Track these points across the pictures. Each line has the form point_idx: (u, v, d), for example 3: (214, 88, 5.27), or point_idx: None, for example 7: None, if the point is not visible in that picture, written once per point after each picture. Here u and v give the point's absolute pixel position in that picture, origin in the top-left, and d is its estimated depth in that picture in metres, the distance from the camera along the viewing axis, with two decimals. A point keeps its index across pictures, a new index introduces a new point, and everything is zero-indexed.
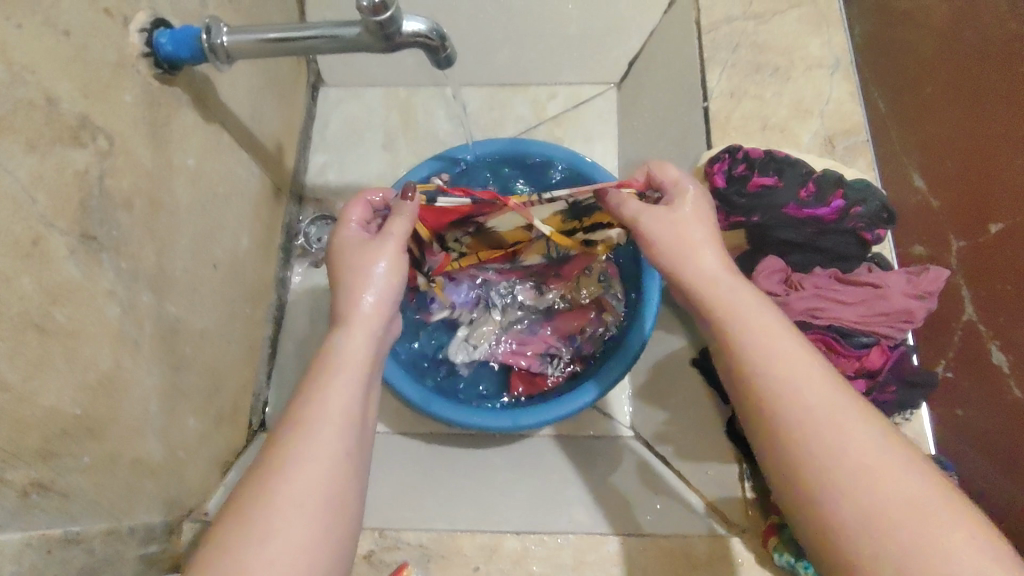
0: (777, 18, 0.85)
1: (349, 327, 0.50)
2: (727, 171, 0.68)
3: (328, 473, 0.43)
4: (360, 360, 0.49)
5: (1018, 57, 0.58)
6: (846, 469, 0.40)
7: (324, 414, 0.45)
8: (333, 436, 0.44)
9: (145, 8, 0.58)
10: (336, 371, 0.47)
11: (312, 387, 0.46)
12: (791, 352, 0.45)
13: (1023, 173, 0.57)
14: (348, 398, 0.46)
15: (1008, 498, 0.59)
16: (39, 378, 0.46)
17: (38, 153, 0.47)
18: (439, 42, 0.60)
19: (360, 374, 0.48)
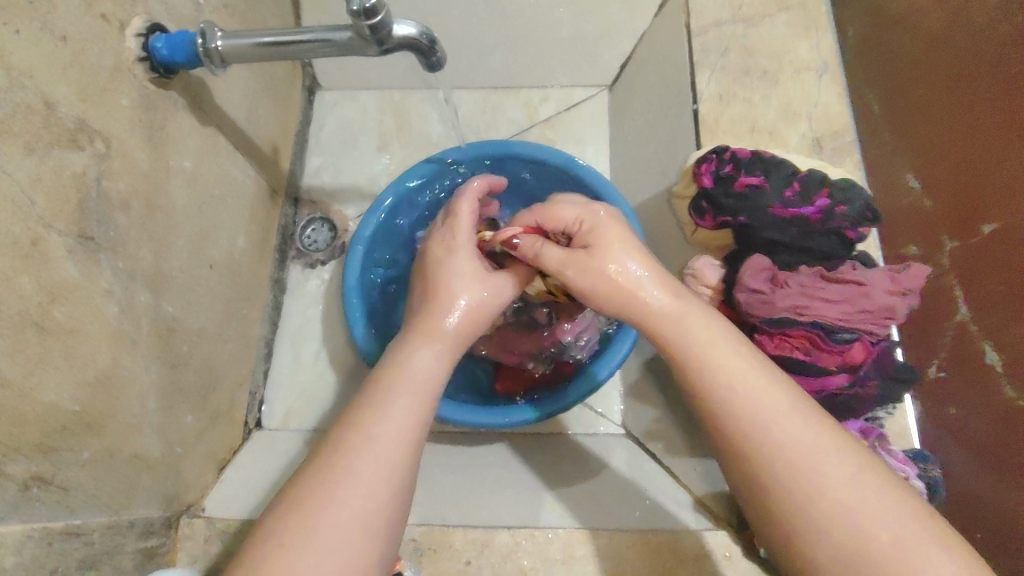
0: (766, 22, 0.85)
1: (424, 341, 0.52)
2: (715, 171, 0.70)
3: (372, 493, 0.43)
4: (430, 376, 0.50)
5: (1013, 59, 0.59)
6: (828, 484, 0.43)
7: (379, 432, 0.45)
8: (381, 455, 0.44)
9: (142, 13, 0.60)
10: (400, 388, 0.48)
11: (374, 400, 0.47)
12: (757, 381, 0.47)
13: (1015, 176, 0.59)
14: (404, 418, 0.47)
15: (997, 497, 0.61)
16: (39, 374, 0.47)
17: (37, 156, 0.48)
18: (428, 45, 0.62)
19: (422, 394, 0.48)
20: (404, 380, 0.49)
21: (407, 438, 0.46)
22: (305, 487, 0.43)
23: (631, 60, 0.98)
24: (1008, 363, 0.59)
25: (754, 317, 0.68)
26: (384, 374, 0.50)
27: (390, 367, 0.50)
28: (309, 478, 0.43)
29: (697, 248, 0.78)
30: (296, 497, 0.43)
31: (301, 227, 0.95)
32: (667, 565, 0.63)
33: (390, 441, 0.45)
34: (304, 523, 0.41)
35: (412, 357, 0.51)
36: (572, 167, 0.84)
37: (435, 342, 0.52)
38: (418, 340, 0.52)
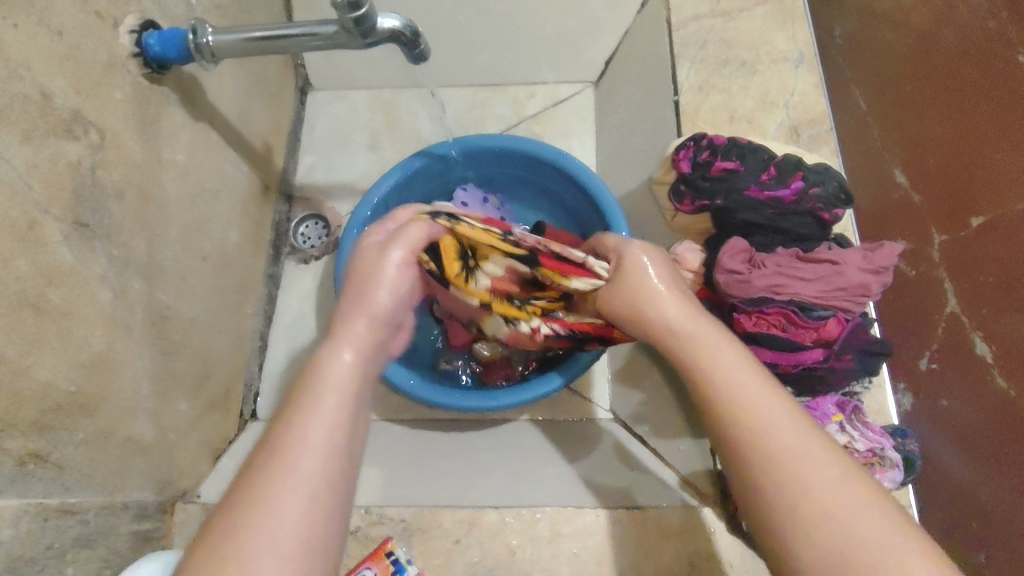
0: (744, 15, 0.87)
1: (337, 341, 0.46)
2: (693, 158, 0.74)
3: (300, 515, 0.37)
4: (349, 382, 0.44)
5: (999, 52, 0.64)
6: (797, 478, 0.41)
7: (304, 447, 0.40)
8: (311, 472, 0.39)
9: (134, 11, 0.62)
10: (318, 395, 0.42)
11: (295, 409, 0.41)
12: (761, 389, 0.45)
13: (1005, 163, 0.62)
14: (328, 428, 0.41)
15: (989, 486, 0.61)
16: (35, 354, 0.49)
17: (34, 144, 0.50)
18: (411, 37, 0.64)
19: (344, 399, 0.43)
20: (326, 382, 0.43)
21: (336, 453, 0.40)
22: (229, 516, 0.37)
23: (616, 56, 1.01)
24: (1004, 356, 0.61)
25: (733, 298, 0.71)
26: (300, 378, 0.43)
27: (308, 371, 0.44)
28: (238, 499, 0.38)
29: (679, 232, 0.81)
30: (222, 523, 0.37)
31: (294, 223, 0.97)
32: (650, 542, 0.64)
33: (313, 457, 0.39)
34: (231, 557, 0.36)
35: (327, 359, 0.44)
36: (556, 159, 0.86)
37: (349, 342, 0.46)
38: (330, 339, 0.46)
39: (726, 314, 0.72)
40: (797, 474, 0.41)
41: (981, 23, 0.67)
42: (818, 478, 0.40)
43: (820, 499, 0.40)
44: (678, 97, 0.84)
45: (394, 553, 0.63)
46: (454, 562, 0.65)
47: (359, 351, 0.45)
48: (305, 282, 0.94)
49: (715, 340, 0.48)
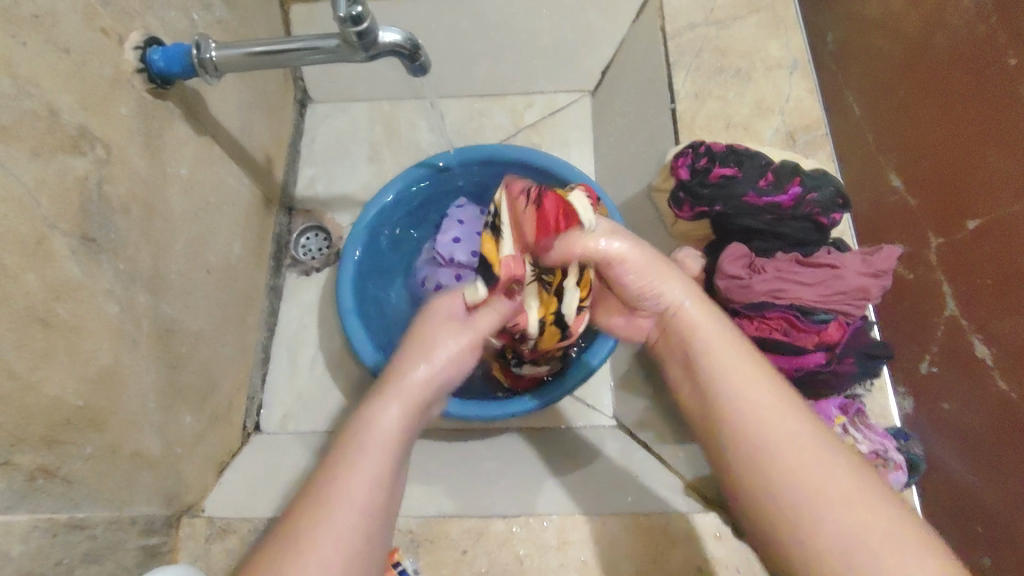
0: (738, 23, 0.88)
1: (385, 396, 0.50)
2: (690, 165, 0.74)
3: (332, 561, 0.41)
4: (393, 438, 0.47)
5: (987, 61, 0.64)
6: (797, 470, 0.43)
7: (344, 500, 0.43)
8: (350, 527, 0.43)
9: (139, 27, 0.62)
10: (362, 448, 0.46)
11: (338, 459, 0.46)
12: (761, 383, 0.47)
13: (998, 170, 0.62)
14: (371, 480, 0.45)
15: (991, 487, 0.62)
16: (44, 368, 0.49)
17: (42, 159, 0.50)
18: (412, 50, 0.65)
19: (388, 460, 0.46)
20: (371, 437, 0.47)
21: (373, 506, 0.44)
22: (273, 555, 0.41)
23: (611, 65, 1.02)
24: (1002, 358, 0.61)
25: (734, 303, 0.72)
26: (349, 427, 0.48)
27: (354, 421, 0.48)
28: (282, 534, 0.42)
29: (679, 237, 0.82)
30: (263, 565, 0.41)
31: (295, 235, 0.98)
32: (658, 544, 0.65)
33: (351, 509, 0.43)
34: None
35: (376, 414, 0.48)
36: (554, 168, 0.87)
37: (397, 397, 0.49)
38: (380, 396, 0.50)
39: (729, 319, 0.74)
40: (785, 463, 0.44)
41: (970, 26, 0.66)
42: (820, 473, 0.43)
43: (814, 493, 0.42)
44: (675, 106, 0.84)
45: (401, 563, 0.63)
46: (462, 570, 0.65)
47: (406, 405, 0.49)
48: (307, 293, 0.95)
49: (722, 344, 0.51)
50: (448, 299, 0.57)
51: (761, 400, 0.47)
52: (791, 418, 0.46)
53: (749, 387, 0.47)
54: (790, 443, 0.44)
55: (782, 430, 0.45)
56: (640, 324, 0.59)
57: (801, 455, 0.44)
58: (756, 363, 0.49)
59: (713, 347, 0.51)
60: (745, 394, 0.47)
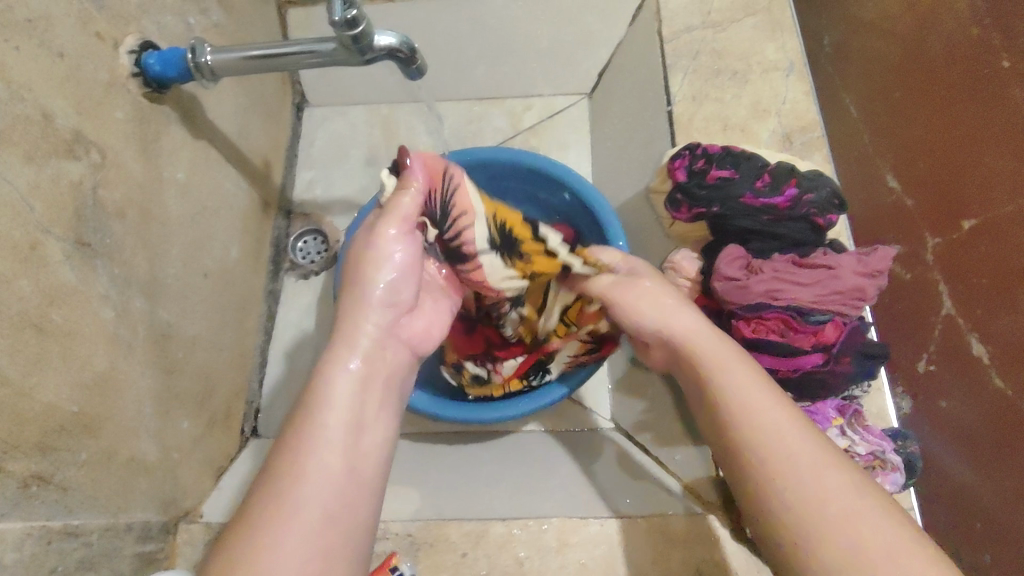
0: (734, 26, 0.88)
1: (337, 350, 0.50)
2: (688, 166, 0.74)
3: (314, 522, 0.42)
4: (353, 392, 0.48)
5: (980, 62, 0.65)
6: (800, 479, 0.45)
7: (316, 461, 0.44)
8: (326, 485, 0.44)
9: (134, 31, 0.62)
10: (325, 407, 0.47)
11: (303, 419, 0.46)
12: (763, 394, 0.50)
13: (993, 171, 0.63)
14: (338, 441, 0.46)
15: (991, 486, 0.62)
16: (38, 375, 0.49)
17: (36, 164, 0.50)
18: (409, 54, 0.64)
19: (349, 416, 0.47)
20: (328, 402, 0.47)
21: (344, 462, 0.45)
22: (250, 526, 0.41)
23: (609, 68, 1.02)
24: (999, 356, 0.61)
25: (731, 304, 0.72)
26: (306, 392, 0.48)
27: (312, 388, 0.48)
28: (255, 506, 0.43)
29: (677, 239, 0.82)
30: (240, 534, 0.41)
31: (293, 239, 0.97)
32: (658, 547, 0.64)
33: (324, 469, 0.44)
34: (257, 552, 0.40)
35: (331, 375, 0.48)
36: (553, 170, 0.87)
37: (353, 352, 0.50)
38: (332, 355, 0.50)
39: (726, 321, 0.73)
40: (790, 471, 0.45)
41: (962, 28, 0.67)
42: (823, 484, 0.44)
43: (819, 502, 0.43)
44: (672, 108, 0.84)
45: (398, 568, 0.62)
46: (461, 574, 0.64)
47: (364, 359, 0.50)
48: (305, 297, 0.94)
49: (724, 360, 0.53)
50: (392, 223, 0.55)
51: (768, 412, 0.48)
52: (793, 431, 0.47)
53: (755, 400, 0.49)
54: (794, 454, 0.46)
55: (786, 441, 0.47)
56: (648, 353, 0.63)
57: (801, 464, 0.45)
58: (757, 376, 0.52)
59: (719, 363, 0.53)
60: (751, 403, 0.49)
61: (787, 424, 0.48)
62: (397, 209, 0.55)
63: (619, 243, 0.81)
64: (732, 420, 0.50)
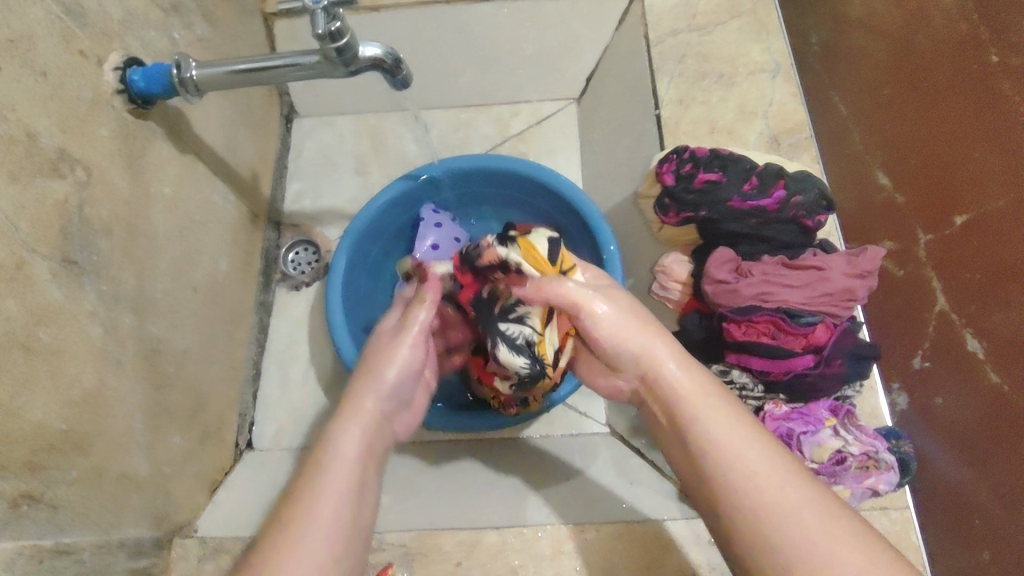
0: (719, 28, 0.88)
1: (345, 421, 0.51)
2: (676, 171, 0.74)
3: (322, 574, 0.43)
4: (354, 462, 0.48)
5: (982, 44, 0.68)
6: (797, 530, 0.43)
7: (318, 518, 0.45)
8: (321, 552, 0.43)
9: (118, 48, 0.62)
10: (331, 466, 0.47)
11: (309, 482, 0.47)
12: (749, 440, 0.47)
13: (983, 161, 0.66)
14: (336, 502, 0.46)
15: (978, 482, 0.63)
16: (26, 395, 0.49)
17: (20, 184, 0.50)
18: (393, 64, 0.64)
19: (351, 477, 0.48)
20: (335, 463, 0.48)
21: (341, 521, 0.45)
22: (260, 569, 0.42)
23: (596, 73, 1.02)
24: (994, 351, 0.63)
25: (722, 307, 0.72)
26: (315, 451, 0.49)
27: (317, 450, 0.49)
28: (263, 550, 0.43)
29: (666, 243, 0.82)
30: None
31: (284, 250, 0.97)
32: (652, 552, 0.64)
33: (326, 525, 0.45)
34: None
35: (337, 439, 0.49)
36: (542, 177, 0.87)
37: (359, 421, 0.51)
38: (341, 419, 0.51)
39: (716, 323, 0.72)
40: (787, 527, 0.43)
41: (954, 23, 0.71)
42: (831, 535, 0.42)
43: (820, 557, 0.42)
44: (658, 112, 0.85)
45: None
46: None
47: (367, 430, 0.51)
48: (297, 309, 0.94)
49: (701, 401, 0.50)
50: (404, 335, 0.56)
51: (757, 463, 0.46)
52: (784, 475, 0.45)
53: (739, 446, 0.47)
54: (784, 504, 0.44)
55: (780, 491, 0.44)
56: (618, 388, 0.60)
57: (794, 506, 0.44)
58: (739, 418, 0.48)
59: (697, 406, 0.50)
60: (736, 449, 0.47)
61: (772, 466, 0.46)
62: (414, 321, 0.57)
63: (609, 248, 0.82)
64: (714, 462, 0.47)
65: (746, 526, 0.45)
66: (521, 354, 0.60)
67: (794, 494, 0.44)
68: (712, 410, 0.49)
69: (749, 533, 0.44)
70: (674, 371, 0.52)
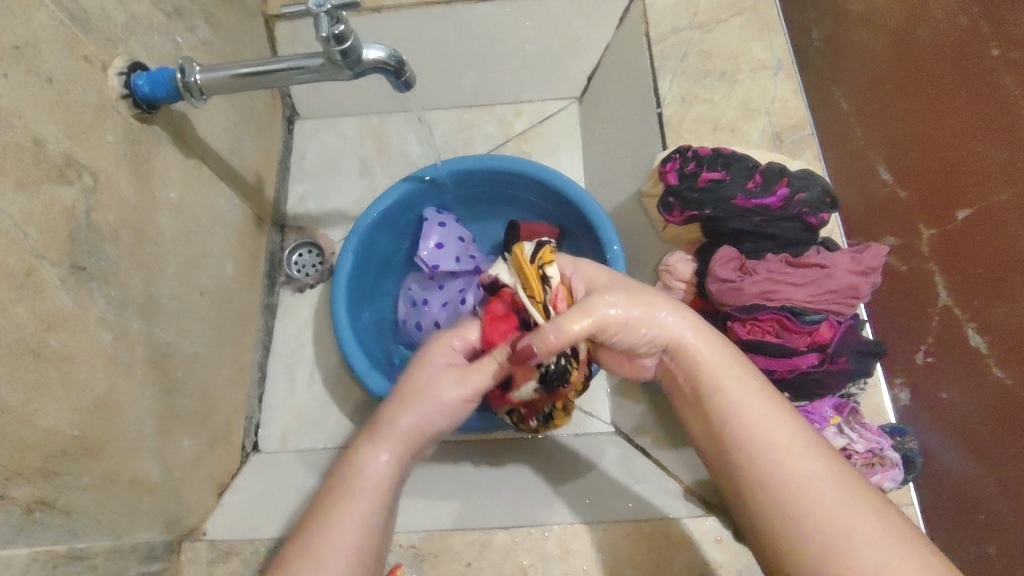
0: (721, 27, 0.88)
1: (375, 442, 0.54)
2: (679, 170, 0.75)
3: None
4: (382, 484, 0.53)
5: (977, 51, 0.71)
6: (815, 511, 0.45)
7: (339, 536, 0.50)
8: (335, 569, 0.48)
9: (122, 53, 0.63)
10: (353, 492, 0.52)
11: (337, 502, 0.51)
12: (772, 423, 0.48)
13: (987, 159, 0.67)
14: (359, 525, 0.51)
15: (982, 478, 0.64)
16: (39, 402, 0.49)
17: (29, 191, 0.50)
18: (397, 66, 0.64)
19: (375, 502, 0.52)
20: (362, 483, 0.52)
21: (365, 539, 0.50)
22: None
23: (598, 71, 1.02)
24: (999, 346, 0.63)
25: (726, 306, 0.72)
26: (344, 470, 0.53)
27: (348, 465, 0.53)
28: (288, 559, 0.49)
29: (671, 242, 0.82)
30: None
31: (288, 252, 0.98)
32: (662, 550, 0.65)
33: (348, 544, 0.49)
34: None
35: (367, 462, 0.53)
36: (546, 177, 0.87)
37: (386, 445, 0.54)
38: (372, 439, 0.54)
39: (720, 323, 0.73)
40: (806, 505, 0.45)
41: (956, 21, 0.73)
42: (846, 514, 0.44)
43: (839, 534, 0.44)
44: (661, 110, 0.85)
45: None
46: None
47: (395, 454, 0.54)
48: (302, 311, 0.95)
49: (727, 384, 0.51)
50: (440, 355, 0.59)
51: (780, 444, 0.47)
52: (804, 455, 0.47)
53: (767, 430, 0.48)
54: (806, 485, 0.46)
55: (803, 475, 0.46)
56: (641, 366, 0.57)
57: (823, 503, 0.45)
58: (766, 401, 0.50)
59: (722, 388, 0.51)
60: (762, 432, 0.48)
61: (794, 446, 0.47)
62: (465, 378, 0.57)
63: (613, 247, 0.82)
64: (742, 445, 0.48)
65: (781, 529, 0.46)
66: (528, 339, 0.59)
67: (811, 472, 0.46)
68: (740, 393, 0.50)
69: (787, 528, 0.46)
70: (702, 356, 0.52)
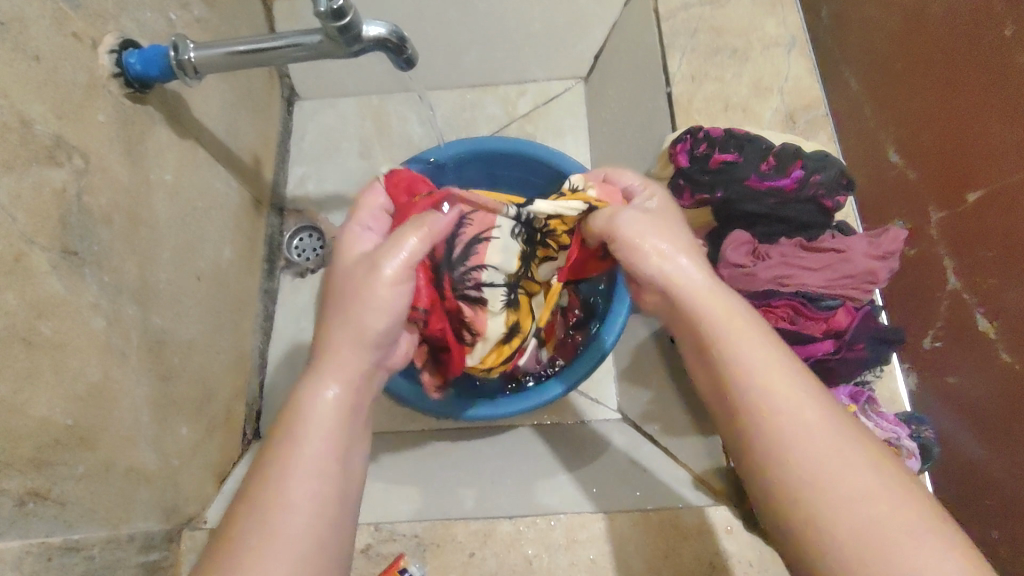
0: (732, 3, 0.86)
1: (320, 375, 0.47)
2: (690, 151, 0.72)
3: (307, 535, 0.41)
4: (333, 420, 0.46)
5: (982, 24, 0.61)
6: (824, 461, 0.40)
7: (296, 488, 0.42)
8: (301, 516, 0.41)
9: (112, 30, 0.60)
10: (304, 431, 0.44)
11: (284, 444, 0.44)
12: (779, 368, 0.43)
13: (996, 140, 0.60)
14: (316, 472, 0.43)
15: (989, 462, 0.62)
16: (30, 391, 0.48)
17: (15, 174, 0.48)
18: (398, 43, 0.62)
19: (328, 439, 0.45)
20: (309, 420, 0.45)
21: (326, 470, 0.44)
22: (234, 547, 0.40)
23: (604, 50, 1.00)
24: (1005, 331, 0.60)
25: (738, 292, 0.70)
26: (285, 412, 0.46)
27: (291, 408, 0.45)
28: (237, 533, 0.41)
29: None
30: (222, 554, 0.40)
31: (288, 236, 0.96)
32: (670, 540, 0.64)
33: (312, 494, 0.42)
34: (251, 548, 0.40)
35: (309, 398, 0.46)
36: (547, 157, 0.85)
37: (332, 376, 0.47)
38: (313, 374, 0.47)
39: None
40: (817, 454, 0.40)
41: None
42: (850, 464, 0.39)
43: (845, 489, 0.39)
44: (671, 89, 0.83)
45: (408, 569, 0.62)
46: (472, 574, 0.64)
47: (342, 385, 0.47)
48: (302, 296, 0.93)
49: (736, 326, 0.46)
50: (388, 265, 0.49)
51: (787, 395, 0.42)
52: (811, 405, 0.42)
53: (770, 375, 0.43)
54: (817, 435, 0.40)
55: (807, 425, 0.41)
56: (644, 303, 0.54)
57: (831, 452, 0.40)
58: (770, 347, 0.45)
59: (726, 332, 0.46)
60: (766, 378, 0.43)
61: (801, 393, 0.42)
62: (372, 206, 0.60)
63: None
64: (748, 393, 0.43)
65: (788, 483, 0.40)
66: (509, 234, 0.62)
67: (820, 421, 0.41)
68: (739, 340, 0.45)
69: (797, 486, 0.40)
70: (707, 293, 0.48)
